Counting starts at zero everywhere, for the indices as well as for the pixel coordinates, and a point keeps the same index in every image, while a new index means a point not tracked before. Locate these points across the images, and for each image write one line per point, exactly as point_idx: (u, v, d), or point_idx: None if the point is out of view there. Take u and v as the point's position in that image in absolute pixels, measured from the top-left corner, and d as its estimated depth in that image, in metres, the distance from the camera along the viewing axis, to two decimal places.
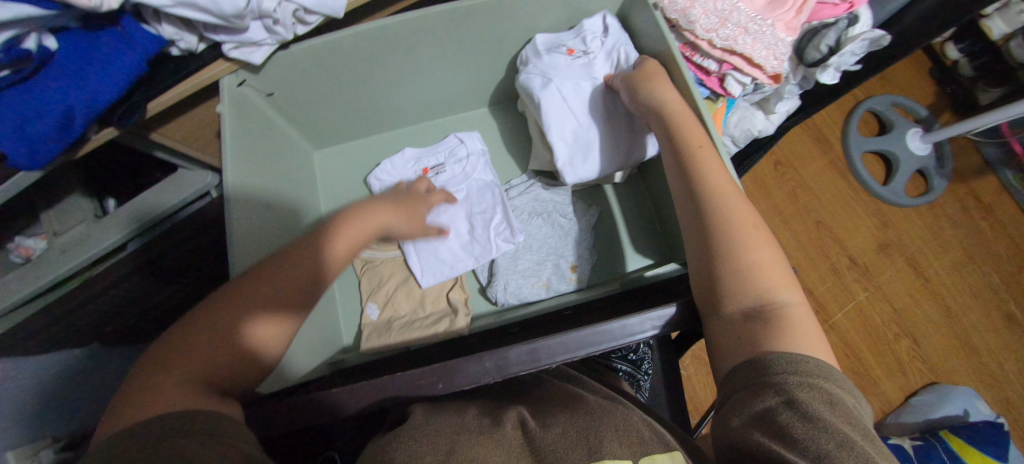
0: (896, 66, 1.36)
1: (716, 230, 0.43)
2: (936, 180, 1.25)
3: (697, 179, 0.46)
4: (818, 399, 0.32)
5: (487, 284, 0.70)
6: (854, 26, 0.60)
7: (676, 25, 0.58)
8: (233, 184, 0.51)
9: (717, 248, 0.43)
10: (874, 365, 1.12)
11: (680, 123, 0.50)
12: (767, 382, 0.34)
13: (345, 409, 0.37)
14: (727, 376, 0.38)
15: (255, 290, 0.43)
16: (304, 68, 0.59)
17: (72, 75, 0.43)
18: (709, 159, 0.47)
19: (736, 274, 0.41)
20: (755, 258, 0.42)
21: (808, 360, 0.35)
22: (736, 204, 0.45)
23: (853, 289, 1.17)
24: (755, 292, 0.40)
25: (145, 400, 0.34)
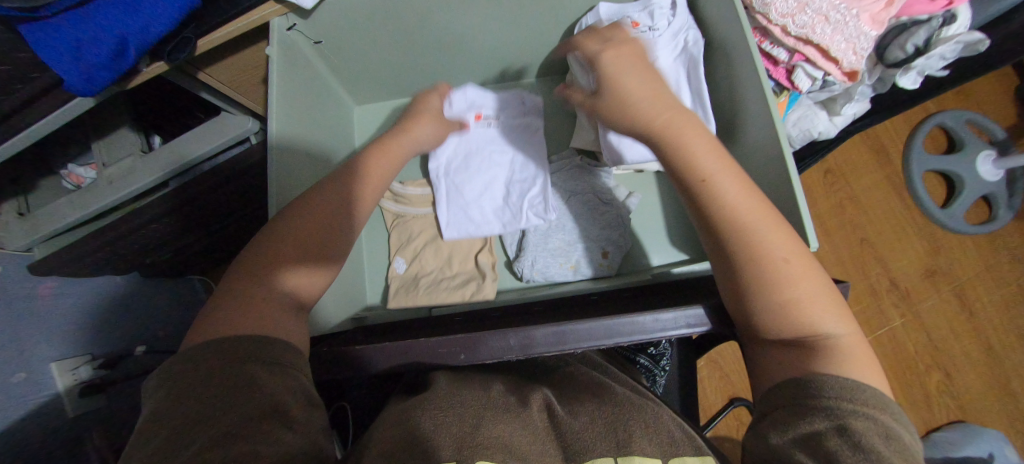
0: (978, 80, 1.24)
1: (750, 265, 0.38)
2: (1003, 208, 1.15)
3: (715, 208, 0.40)
4: (873, 431, 0.30)
5: (514, 258, 0.69)
6: (951, 25, 0.55)
7: (748, 6, 0.54)
8: (280, 128, 0.51)
9: (754, 284, 0.37)
10: (899, 394, 1.07)
11: (676, 147, 0.43)
12: (814, 406, 0.32)
13: (375, 367, 0.37)
14: (770, 392, 0.36)
15: (284, 235, 0.40)
16: (352, 18, 0.57)
17: (129, 4, 0.43)
18: (725, 179, 0.41)
19: (770, 313, 0.37)
20: (800, 289, 0.37)
21: (864, 388, 0.33)
22: (766, 228, 0.39)
23: (889, 313, 1.11)
24: (794, 328, 0.36)
25: (211, 319, 0.34)
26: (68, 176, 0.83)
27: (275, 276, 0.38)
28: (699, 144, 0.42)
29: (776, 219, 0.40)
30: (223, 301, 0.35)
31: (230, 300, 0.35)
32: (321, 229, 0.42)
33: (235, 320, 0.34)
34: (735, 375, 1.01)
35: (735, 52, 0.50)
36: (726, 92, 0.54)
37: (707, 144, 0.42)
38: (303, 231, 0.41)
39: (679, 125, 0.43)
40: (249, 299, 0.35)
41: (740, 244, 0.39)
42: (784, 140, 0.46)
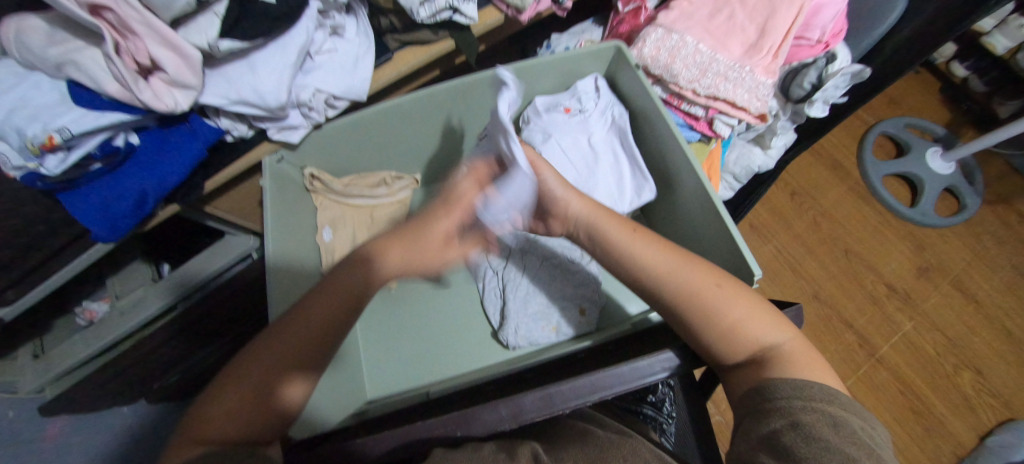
0: (905, 88, 1.37)
1: (688, 305, 0.44)
2: (968, 197, 1.22)
3: (640, 268, 0.49)
4: (821, 421, 0.34)
5: (499, 327, 0.73)
6: (834, 62, 0.64)
7: (660, 79, 0.64)
8: (274, 254, 0.59)
9: (698, 321, 0.43)
10: (935, 402, 1.05)
11: (598, 234, 0.53)
12: (772, 409, 0.36)
13: (366, 454, 0.40)
14: (738, 402, 0.41)
15: (311, 316, 0.45)
16: (332, 144, 0.67)
17: (146, 164, 0.51)
18: (645, 247, 0.50)
19: (718, 335, 0.42)
20: (734, 312, 0.43)
21: (812, 385, 0.37)
22: (687, 272, 0.47)
23: (898, 319, 1.13)
24: (743, 348, 0.42)
25: (204, 428, 0.38)
26: (80, 313, 0.87)
27: (277, 383, 0.42)
28: (612, 224, 0.52)
29: (693, 263, 0.48)
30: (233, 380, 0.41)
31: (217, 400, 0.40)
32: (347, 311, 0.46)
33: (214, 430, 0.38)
34: None
35: (657, 119, 0.60)
36: (658, 151, 0.63)
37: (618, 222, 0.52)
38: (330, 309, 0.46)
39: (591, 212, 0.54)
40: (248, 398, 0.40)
41: (676, 290, 0.46)
42: (712, 193, 0.53)
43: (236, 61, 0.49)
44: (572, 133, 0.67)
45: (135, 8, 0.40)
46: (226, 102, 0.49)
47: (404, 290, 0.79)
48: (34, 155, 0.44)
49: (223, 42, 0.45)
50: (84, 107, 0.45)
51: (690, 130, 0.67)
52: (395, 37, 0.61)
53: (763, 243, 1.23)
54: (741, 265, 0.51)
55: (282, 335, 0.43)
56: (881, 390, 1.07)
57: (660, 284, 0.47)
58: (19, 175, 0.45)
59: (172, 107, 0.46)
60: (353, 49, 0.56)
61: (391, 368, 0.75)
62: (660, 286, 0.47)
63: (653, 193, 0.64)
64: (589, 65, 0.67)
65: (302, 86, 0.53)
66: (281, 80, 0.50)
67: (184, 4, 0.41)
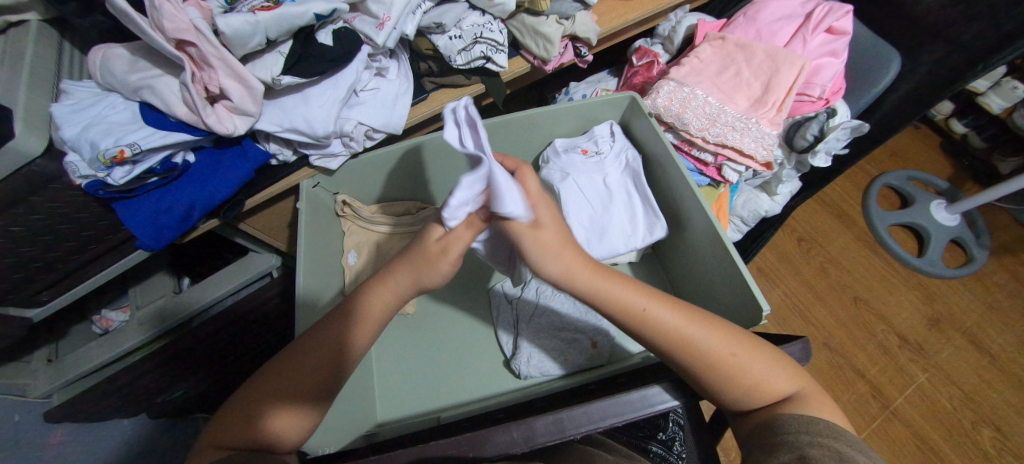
0: (905, 142, 1.42)
1: (711, 373, 0.45)
2: (975, 249, 1.24)
3: (661, 338, 0.48)
4: (827, 455, 0.35)
5: (512, 356, 0.75)
6: (834, 118, 0.69)
7: (672, 126, 0.68)
8: (305, 272, 0.63)
9: (721, 386, 0.45)
10: (953, 458, 1.03)
11: (608, 298, 0.50)
12: (781, 444, 0.38)
13: None
14: (749, 440, 0.43)
15: (304, 358, 0.48)
16: (366, 171, 0.72)
17: (199, 181, 0.56)
18: (662, 311, 0.48)
19: (734, 392, 0.45)
20: (757, 372, 0.45)
21: (820, 422, 0.38)
22: (708, 336, 0.47)
23: (910, 369, 1.13)
24: (762, 402, 0.45)
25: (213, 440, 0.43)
26: (97, 320, 0.90)
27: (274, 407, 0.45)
28: (626, 287, 0.50)
29: (710, 321, 0.49)
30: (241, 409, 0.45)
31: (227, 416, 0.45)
32: (334, 356, 0.49)
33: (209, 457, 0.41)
34: None
35: (668, 163, 0.64)
36: (669, 191, 0.67)
37: (630, 286, 0.50)
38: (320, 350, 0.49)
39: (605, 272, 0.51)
40: (251, 419, 0.44)
41: (700, 359, 0.46)
42: (723, 235, 0.56)
43: (292, 94, 0.55)
44: (588, 174, 0.71)
45: (213, 45, 0.46)
46: (278, 129, 0.55)
47: (419, 315, 0.82)
48: (104, 167, 0.48)
49: (284, 78, 0.51)
50: (155, 127, 0.51)
51: (699, 175, 0.71)
52: (431, 79, 0.67)
53: (771, 287, 1.24)
54: (749, 301, 0.54)
55: (291, 366, 0.47)
56: (895, 442, 1.05)
57: (682, 351, 0.47)
58: (85, 183, 0.49)
59: (231, 130, 0.51)
60: (394, 88, 0.62)
61: (403, 392, 0.77)
62: (682, 352, 0.47)
63: (665, 230, 0.67)
64: (605, 111, 0.73)
65: (347, 118, 0.59)
66: (329, 113, 0.55)
67: (256, 43, 0.47)
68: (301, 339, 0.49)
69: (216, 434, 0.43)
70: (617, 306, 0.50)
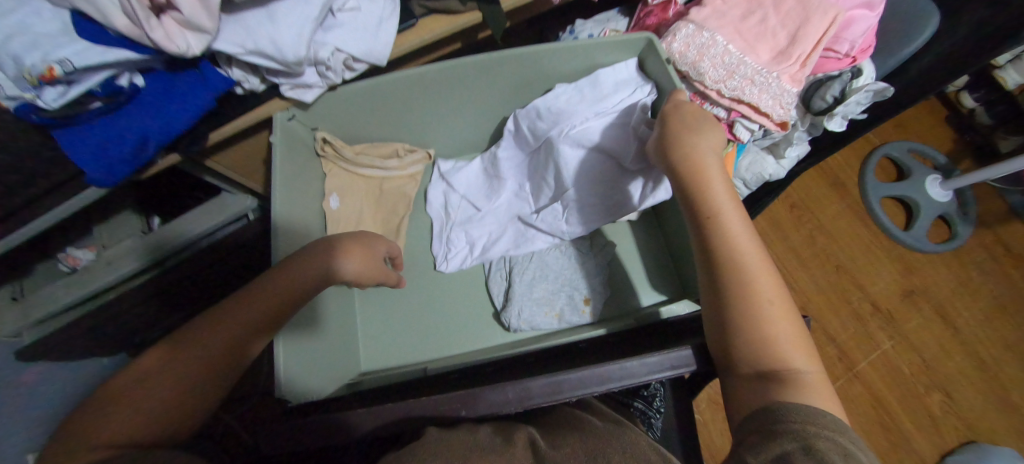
0: (911, 113, 1.38)
1: (744, 297, 0.44)
2: (960, 226, 1.24)
3: (719, 243, 0.47)
4: (834, 449, 0.34)
5: (501, 308, 0.73)
6: (859, 78, 0.64)
7: (686, 76, 0.63)
8: (281, 211, 0.59)
9: (745, 314, 0.43)
10: (904, 420, 1.08)
11: (694, 186, 0.50)
12: (782, 430, 0.36)
13: (359, 429, 0.41)
14: (744, 420, 0.40)
15: (249, 307, 0.48)
16: (349, 106, 0.66)
17: (150, 108, 0.49)
18: (732, 223, 0.47)
19: (763, 339, 0.42)
20: (780, 328, 0.43)
21: (825, 414, 0.37)
22: (761, 272, 0.45)
23: (878, 336, 1.15)
24: (770, 362, 0.42)
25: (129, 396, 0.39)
26: (63, 258, 0.80)
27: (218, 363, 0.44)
28: (722, 194, 0.49)
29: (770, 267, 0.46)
30: (167, 350, 0.43)
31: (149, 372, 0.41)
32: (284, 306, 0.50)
33: (125, 411, 0.38)
34: None
35: None
36: None
37: (728, 195, 0.49)
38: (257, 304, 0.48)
39: (702, 172, 0.50)
40: (190, 370, 0.42)
41: (741, 280, 0.45)
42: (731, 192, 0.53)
43: (256, 9, 0.47)
44: (587, 131, 0.67)
45: None
46: (241, 51, 0.48)
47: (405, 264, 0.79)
48: (31, 85, 0.42)
49: None
50: (90, 40, 0.43)
51: None
52: (420, 3, 0.58)
53: None
54: None
55: (236, 312, 0.47)
56: (855, 404, 1.09)
57: (729, 266, 0.45)
58: (13, 105, 0.42)
59: (183, 50, 0.44)
60: (378, 11, 0.54)
61: (386, 339, 0.75)
62: (728, 267, 0.45)
63: (668, 192, 0.61)
64: (618, 54, 0.65)
65: (321, 43, 0.52)
66: (301, 35, 0.48)
67: None
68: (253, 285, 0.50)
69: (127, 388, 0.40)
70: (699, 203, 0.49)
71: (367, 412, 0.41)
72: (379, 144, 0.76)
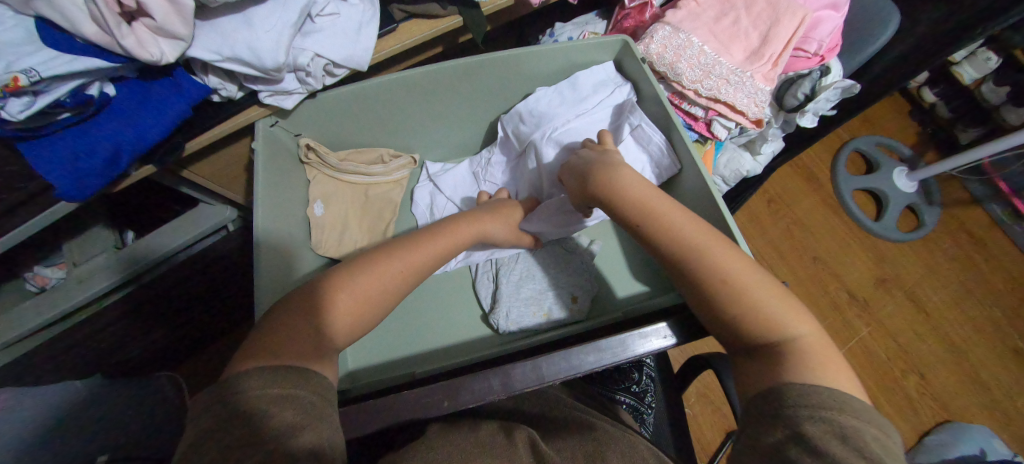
0: (877, 108, 1.43)
1: (707, 283, 0.45)
2: (926, 214, 1.29)
3: (663, 242, 0.48)
4: (827, 432, 0.33)
5: (490, 310, 0.73)
6: (826, 76, 0.66)
7: (664, 76, 0.64)
8: (263, 224, 0.58)
9: (716, 301, 0.44)
10: (884, 403, 1.12)
11: (620, 198, 0.53)
12: (778, 415, 0.36)
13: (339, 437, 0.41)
14: (748, 406, 0.40)
15: (394, 267, 0.51)
16: (330, 112, 0.66)
17: (123, 119, 0.47)
18: (668, 217, 0.49)
19: (741, 320, 0.43)
20: (757, 298, 0.43)
21: (821, 392, 0.36)
22: (715, 252, 0.46)
23: (856, 324, 1.19)
24: (762, 336, 0.42)
25: (275, 334, 0.42)
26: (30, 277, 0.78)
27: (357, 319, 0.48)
28: (646, 194, 0.52)
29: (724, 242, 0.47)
30: (301, 301, 0.45)
31: (293, 317, 0.44)
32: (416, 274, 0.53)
33: (276, 342, 0.41)
34: (726, 407, 1.06)
35: (663, 119, 0.62)
36: None
37: (651, 193, 0.52)
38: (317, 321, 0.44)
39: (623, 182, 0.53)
40: (301, 338, 0.43)
41: (700, 268, 0.45)
42: (711, 185, 0.55)
43: (232, 15, 0.47)
44: (571, 131, 0.67)
45: None
46: (216, 57, 0.47)
47: None
48: None
49: None
50: (58, 49, 0.42)
51: (689, 130, 0.68)
52: (401, 7, 0.58)
53: None
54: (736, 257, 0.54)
55: (374, 272, 0.50)
56: None
57: (681, 260, 0.47)
58: None
59: (156, 57, 0.43)
60: (357, 15, 0.54)
61: (374, 347, 0.73)
62: (681, 261, 0.47)
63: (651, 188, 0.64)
64: (592, 54, 0.67)
65: (301, 49, 0.51)
66: (279, 40, 0.47)
67: None
68: (395, 247, 0.53)
69: (277, 324, 0.43)
70: (632, 211, 0.52)
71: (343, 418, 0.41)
72: (361, 151, 0.75)
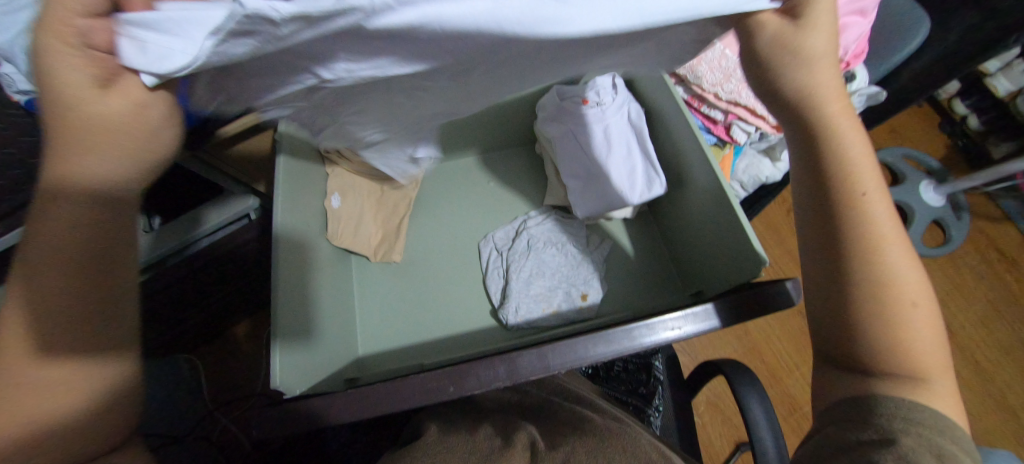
0: (905, 119, 1.40)
1: (880, 295, 0.38)
2: (954, 230, 1.25)
3: (853, 231, 0.38)
4: (922, 447, 0.32)
5: (499, 305, 0.74)
6: (853, 82, 0.66)
7: (683, 79, 0.65)
8: (284, 212, 0.59)
9: (881, 320, 0.37)
10: None
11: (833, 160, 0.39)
12: (870, 425, 0.35)
13: (328, 419, 0.43)
14: (830, 410, 0.38)
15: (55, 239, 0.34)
16: None
17: None
18: (877, 207, 0.38)
19: (873, 336, 0.37)
20: (918, 330, 0.38)
21: (923, 411, 0.35)
22: (901, 267, 0.38)
23: None
24: (904, 368, 0.37)
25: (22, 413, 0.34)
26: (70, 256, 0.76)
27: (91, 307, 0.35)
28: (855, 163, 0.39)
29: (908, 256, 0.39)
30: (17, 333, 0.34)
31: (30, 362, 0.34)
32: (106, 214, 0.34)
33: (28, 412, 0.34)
34: (736, 418, 1.05)
35: (678, 119, 0.62)
36: (672, 152, 0.66)
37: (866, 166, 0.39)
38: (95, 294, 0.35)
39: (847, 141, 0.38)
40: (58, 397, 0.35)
41: (879, 275, 0.38)
42: (728, 190, 0.56)
43: None
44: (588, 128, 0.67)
45: None
46: None
47: (408, 263, 0.79)
48: None
49: None
50: None
51: (707, 133, 0.69)
52: None
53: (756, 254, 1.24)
54: (751, 256, 0.54)
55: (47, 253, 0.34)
56: None
57: (866, 259, 0.38)
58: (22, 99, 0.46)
59: None
60: None
61: (384, 334, 0.75)
62: (866, 260, 0.38)
63: (663, 187, 0.65)
64: None
65: None
66: None
67: None
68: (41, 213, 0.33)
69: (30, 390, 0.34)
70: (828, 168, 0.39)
71: (343, 401, 0.43)
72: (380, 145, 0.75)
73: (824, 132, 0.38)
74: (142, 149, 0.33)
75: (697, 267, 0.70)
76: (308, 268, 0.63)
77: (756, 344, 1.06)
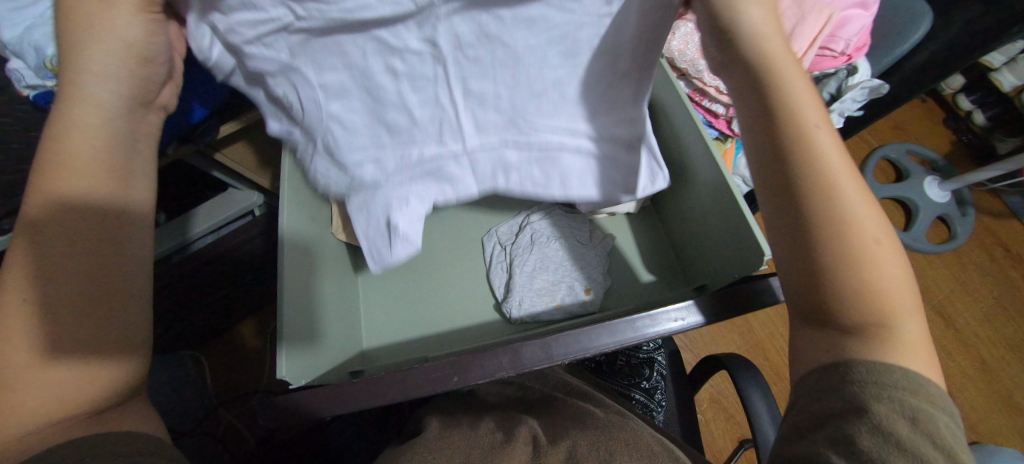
0: (909, 115, 1.39)
1: (842, 236, 0.33)
2: (959, 226, 1.24)
3: (807, 168, 0.34)
4: (897, 414, 0.30)
5: (503, 299, 0.74)
6: (854, 75, 0.67)
7: (685, 73, 0.65)
8: (291, 209, 0.59)
9: (845, 263, 0.33)
10: None
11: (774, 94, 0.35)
12: (844, 392, 0.32)
13: (327, 411, 0.43)
14: (802, 379, 0.35)
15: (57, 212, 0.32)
16: None
17: None
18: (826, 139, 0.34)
19: (842, 286, 0.33)
20: (888, 275, 0.33)
21: (897, 371, 0.32)
22: (861, 203, 0.34)
23: None
24: (872, 317, 0.32)
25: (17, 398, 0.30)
26: None
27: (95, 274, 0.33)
28: (800, 96, 0.35)
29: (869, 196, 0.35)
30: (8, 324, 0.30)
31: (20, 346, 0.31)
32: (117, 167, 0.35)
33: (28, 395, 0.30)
34: (740, 415, 1.05)
35: (680, 113, 0.62)
36: (674, 146, 0.67)
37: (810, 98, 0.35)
38: (104, 258, 0.33)
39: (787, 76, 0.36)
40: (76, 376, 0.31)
41: (841, 213, 0.33)
42: (730, 182, 0.56)
43: None
44: None
45: None
46: None
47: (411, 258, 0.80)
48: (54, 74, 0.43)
49: None
50: None
51: (709, 127, 0.69)
52: None
53: None
54: (753, 249, 0.54)
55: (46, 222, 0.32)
56: None
57: (821, 197, 0.33)
58: (33, 94, 0.46)
59: None
60: None
61: (388, 328, 0.75)
62: (821, 198, 0.33)
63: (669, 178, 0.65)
64: None
65: None
66: None
67: None
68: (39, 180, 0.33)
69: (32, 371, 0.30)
70: (771, 103, 0.35)
71: (348, 391, 0.43)
72: None
73: (769, 77, 0.36)
74: (138, 74, 0.36)
75: (700, 262, 0.70)
76: (314, 264, 0.64)
77: (759, 341, 1.05)
